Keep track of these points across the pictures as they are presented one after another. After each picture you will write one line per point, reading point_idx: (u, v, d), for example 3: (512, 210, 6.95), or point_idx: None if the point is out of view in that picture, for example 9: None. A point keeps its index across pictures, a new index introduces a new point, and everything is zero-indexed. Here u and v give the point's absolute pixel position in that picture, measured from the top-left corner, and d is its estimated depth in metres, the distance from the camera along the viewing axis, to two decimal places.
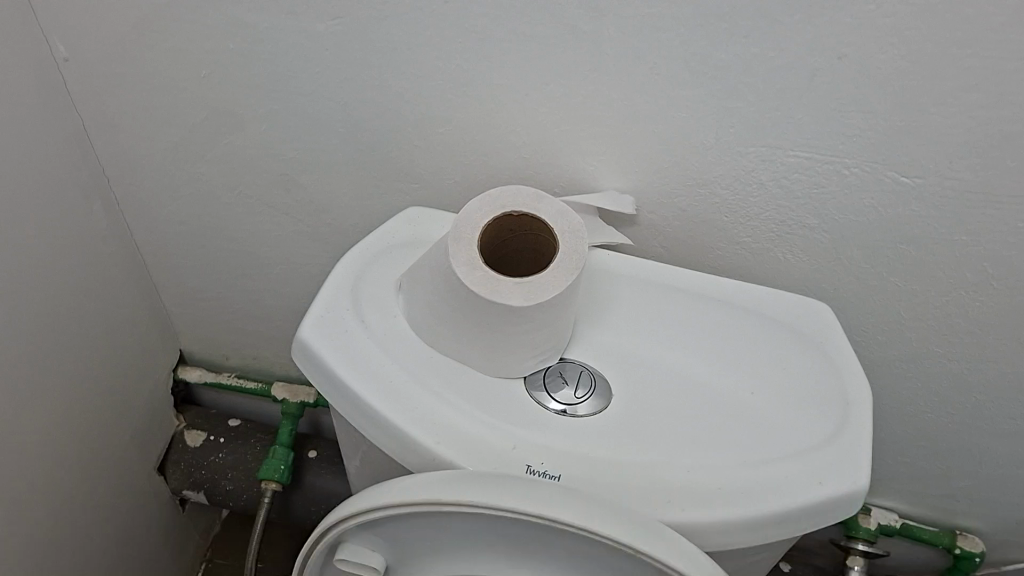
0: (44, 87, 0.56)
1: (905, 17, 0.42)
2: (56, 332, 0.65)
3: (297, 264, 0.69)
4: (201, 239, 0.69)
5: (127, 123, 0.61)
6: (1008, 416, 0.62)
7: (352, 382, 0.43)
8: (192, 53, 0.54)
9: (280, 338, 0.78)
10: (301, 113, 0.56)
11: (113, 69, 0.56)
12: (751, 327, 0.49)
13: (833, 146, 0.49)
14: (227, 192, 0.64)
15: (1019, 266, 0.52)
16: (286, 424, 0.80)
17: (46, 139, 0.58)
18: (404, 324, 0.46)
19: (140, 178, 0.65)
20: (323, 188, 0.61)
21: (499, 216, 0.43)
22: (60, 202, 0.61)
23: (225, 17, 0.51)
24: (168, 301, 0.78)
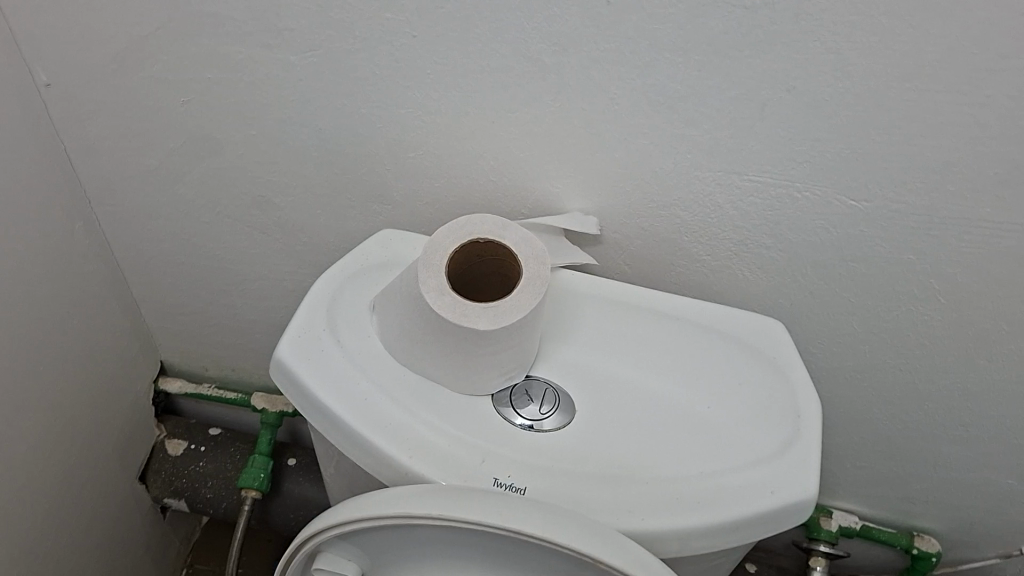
0: (27, 113, 0.58)
1: (848, 53, 0.45)
2: (40, 345, 0.67)
3: (274, 281, 0.71)
4: (181, 256, 0.71)
5: (107, 146, 0.62)
6: (958, 422, 0.65)
7: (328, 397, 0.45)
8: (171, 82, 0.56)
9: (259, 350, 0.80)
10: (276, 138, 0.58)
11: (94, 97, 0.58)
12: (709, 342, 0.52)
13: (783, 172, 0.51)
14: (205, 212, 0.66)
15: (962, 282, 0.55)
16: (265, 433, 0.81)
17: (28, 163, 0.60)
18: (378, 342, 0.49)
19: (119, 200, 0.67)
20: (299, 210, 0.63)
21: (466, 243, 0.45)
22: (43, 223, 0.63)
23: (203, 50, 0.53)
24: (148, 316, 0.79)
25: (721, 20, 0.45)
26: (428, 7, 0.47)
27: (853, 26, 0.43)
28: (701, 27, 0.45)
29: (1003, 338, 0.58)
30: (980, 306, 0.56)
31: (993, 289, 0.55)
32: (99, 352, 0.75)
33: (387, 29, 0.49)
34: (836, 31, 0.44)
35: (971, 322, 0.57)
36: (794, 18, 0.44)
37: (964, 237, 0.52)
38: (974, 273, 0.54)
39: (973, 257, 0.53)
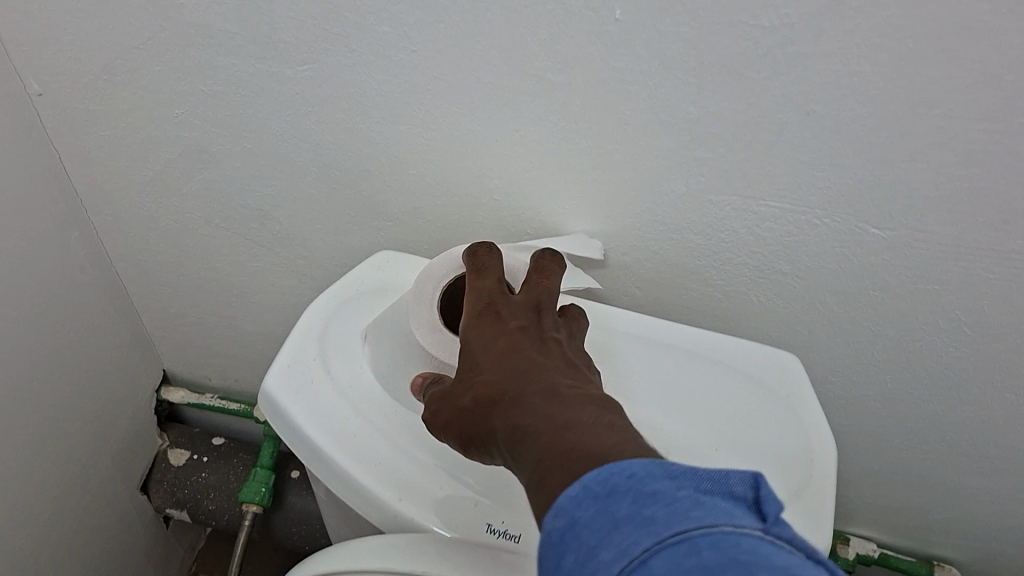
0: (19, 124, 0.56)
1: (873, 77, 0.42)
2: (38, 359, 0.65)
3: (275, 294, 0.69)
4: (180, 268, 0.69)
5: (102, 157, 0.60)
6: (983, 454, 0.62)
7: (316, 432, 0.44)
8: (165, 94, 0.54)
9: (262, 362, 0.78)
10: (272, 152, 0.56)
11: (87, 107, 0.56)
12: (730, 377, 0.49)
13: (801, 197, 0.49)
14: (204, 224, 0.64)
15: (990, 314, 0.52)
16: (268, 446, 0.79)
17: (21, 174, 0.58)
18: (368, 373, 0.47)
19: (116, 209, 0.65)
20: (299, 224, 0.61)
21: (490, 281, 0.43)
22: (38, 236, 0.61)
23: (196, 62, 0.51)
24: (150, 325, 0.78)
25: (736, 40, 0.42)
26: (427, 22, 0.45)
27: (877, 49, 0.41)
28: (714, 47, 0.42)
29: None
30: (1009, 338, 0.53)
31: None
32: (99, 363, 0.73)
33: (385, 44, 0.47)
34: (859, 54, 0.41)
35: (998, 354, 0.54)
36: (814, 39, 0.41)
37: (992, 269, 0.49)
38: (1003, 305, 0.51)
39: (1002, 288, 0.50)
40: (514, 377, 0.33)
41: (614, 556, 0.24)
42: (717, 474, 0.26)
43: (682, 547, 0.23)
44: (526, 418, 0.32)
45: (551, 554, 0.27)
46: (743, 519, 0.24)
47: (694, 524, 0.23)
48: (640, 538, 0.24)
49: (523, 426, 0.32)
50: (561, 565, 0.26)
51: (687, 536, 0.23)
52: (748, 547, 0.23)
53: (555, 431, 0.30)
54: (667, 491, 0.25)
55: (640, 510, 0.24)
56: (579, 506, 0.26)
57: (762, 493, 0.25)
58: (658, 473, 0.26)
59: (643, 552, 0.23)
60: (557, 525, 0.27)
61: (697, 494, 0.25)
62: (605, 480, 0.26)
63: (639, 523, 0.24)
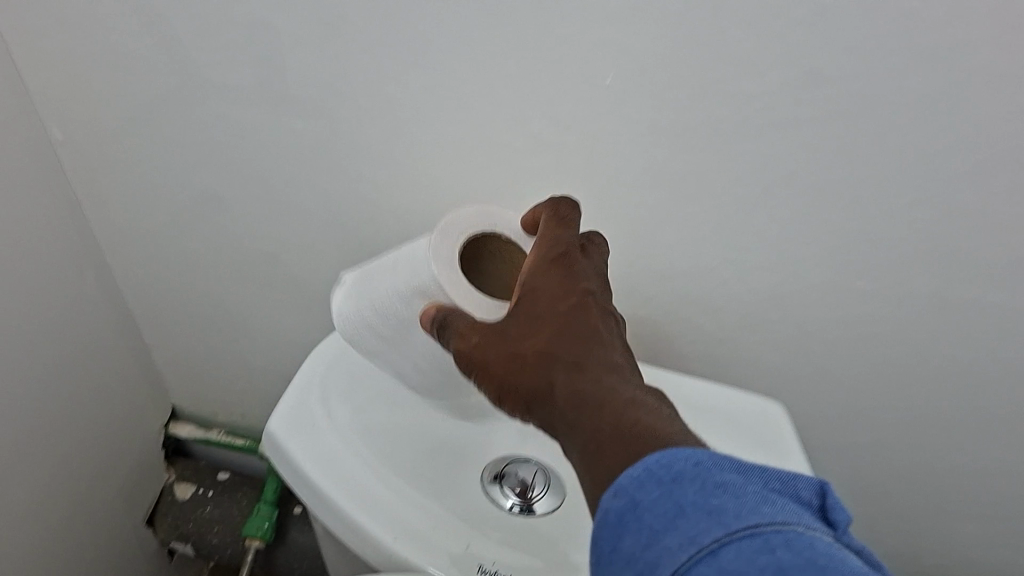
0: (39, 165, 0.59)
1: (851, 137, 0.44)
2: (51, 392, 0.67)
3: (282, 333, 0.70)
4: (189, 308, 0.72)
5: (116, 199, 0.63)
6: (975, 504, 0.63)
7: (317, 473, 0.45)
8: (179, 140, 0.56)
9: (267, 400, 0.80)
10: (280, 198, 0.58)
11: (104, 151, 0.59)
12: (688, 411, 0.51)
13: (788, 250, 0.50)
14: (213, 264, 0.66)
15: (977, 363, 0.53)
16: (271, 482, 0.81)
17: (40, 214, 0.60)
18: (365, 418, 0.49)
19: (129, 248, 0.67)
20: (306, 266, 0.63)
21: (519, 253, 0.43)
22: (56, 273, 0.63)
23: (208, 110, 0.53)
24: (159, 360, 0.80)
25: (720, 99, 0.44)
26: (429, 78, 0.47)
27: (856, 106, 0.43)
28: (699, 105, 0.45)
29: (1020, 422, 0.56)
30: (995, 387, 0.54)
31: (1007, 372, 0.53)
32: (110, 397, 0.75)
33: (390, 98, 0.49)
34: (835, 112, 0.43)
35: (986, 403, 0.55)
36: (795, 100, 0.43)
37: (978, 321, 0.51)
38: (988, 354, 0.52)
39: (988, 338, 0.52)
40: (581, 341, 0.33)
41: (681, 541, 0.26)
42: (787, 475, 0.29)
43: (754, 541, 0.25)
44: (598, 384, 0.32)
45: (607, 530, 0.28)
46: (803, 520, 0.27)
47: (766, 520, 0.26)
48: (712, 528, 0.26)
49: (593, 390, 0.32)
50: (619, 542, 0.28)
51: (758, 530, 0.26)
52: (819, 547, 0.26)
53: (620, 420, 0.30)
54: (731, 486, 0.28)
55: (709, 499, 0.27)
56: (641, 487, 0.28)
57: (825, 501, 0.29)
58: (720, 466, 0.28)
59: (713, 541, 0.26)
60: (616, 503, 0.28)
61: (764, 491, 0.28)
62: (666, 464, 0.28)
63: (707, 512, 0.27)
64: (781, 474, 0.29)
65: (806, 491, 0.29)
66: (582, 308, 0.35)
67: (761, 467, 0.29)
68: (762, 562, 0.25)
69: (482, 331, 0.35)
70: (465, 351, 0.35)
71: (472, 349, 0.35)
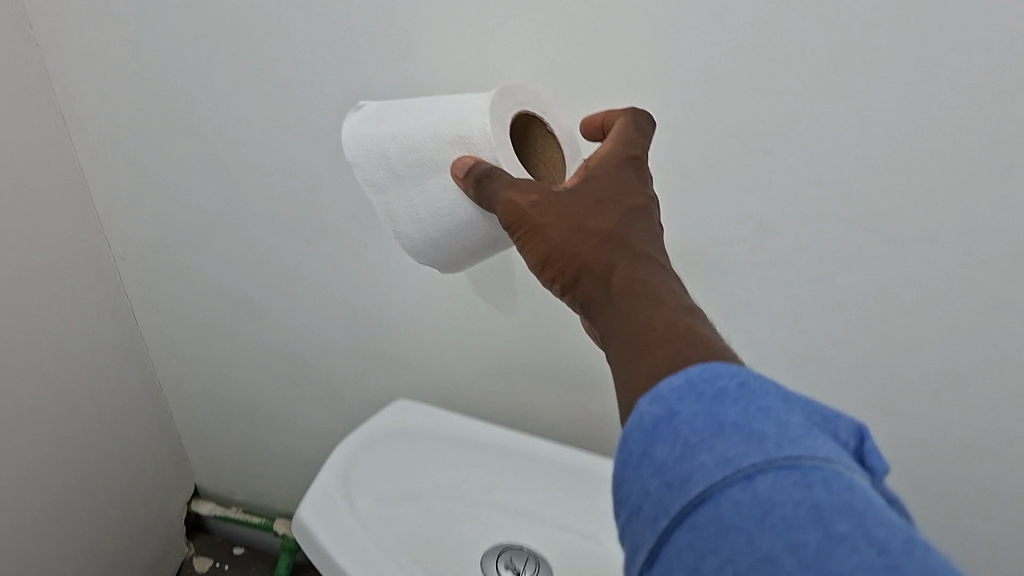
0: (89, 245, 0.72)
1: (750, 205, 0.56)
2: (94, 475, 0.77)
3: (297, 398, 0.81)
4: (219, 405, 0.85)
5: (156, 278, 0.76)
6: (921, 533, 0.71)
7: (338, 549, 0.55)
8: (212, 207, 0.70)
9: (280, 471, 0.89)
10: (294, 259, 0.71)
11: (148, 225, 0.72)
12: None
13: (716, 295, 0.62)
14: (232, 331, 0.78)
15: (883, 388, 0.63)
16: (284, 558, 0.91)
17: (88, 293, 0.73)
18: (380, 508, 0.60)
19: (162, 323, 0.79)
20: (315, 323, 0.74)
21: (557, 147, 0.43)
22: (102, 352, 0.75)
23: (239, 180, 0.67)
24: (184, 438, 0.90)
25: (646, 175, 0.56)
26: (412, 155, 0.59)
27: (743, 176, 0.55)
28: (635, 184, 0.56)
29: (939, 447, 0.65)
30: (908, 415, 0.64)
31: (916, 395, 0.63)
32: (143, 475, 0.85)
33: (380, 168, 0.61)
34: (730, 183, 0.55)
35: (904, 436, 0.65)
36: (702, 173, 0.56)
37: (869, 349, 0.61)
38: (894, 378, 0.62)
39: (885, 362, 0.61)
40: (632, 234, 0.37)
41: (717, 462, 0.29)
42: (831, 416, 0.33)
43: (792, 473, 0.28)
44: (652, 279, 0.36)
45: (640, 433, 0.31)
46: (842, 460, 0.29)
47: (807, 454, 0.28)
48: (751, 454, 0.28)
49: (648, 283, 0.36)
50: (657, 443, 0.30)
51: (798, 463, 0.28)
52: (855, 489, 0.27)
53: (676, 313, 0.34)
54: (773, 412, 0.30)
55: (751, 425, 0.29)
56: (680, 399, 0.31)
57: (866, 446, 0.33)
58: (765, 392, 0.31)
59: (751, 467, 0.28)
60: (652, 411, 0.31)
61: (806, 424, 0.30)
62: (710, 379, 0.31)
63: (746, 436, 0.29)
64: (824, 413, 0.33)
65: (844, 431, 0.33)
66: (634, 213, 0.38)
67: (806, 400, 0.33)
68: (797, 496, 0.27)
69: (541, 193, 0.38)
70: (520, 205, 0.37)
71: (529, 207, 0.37)
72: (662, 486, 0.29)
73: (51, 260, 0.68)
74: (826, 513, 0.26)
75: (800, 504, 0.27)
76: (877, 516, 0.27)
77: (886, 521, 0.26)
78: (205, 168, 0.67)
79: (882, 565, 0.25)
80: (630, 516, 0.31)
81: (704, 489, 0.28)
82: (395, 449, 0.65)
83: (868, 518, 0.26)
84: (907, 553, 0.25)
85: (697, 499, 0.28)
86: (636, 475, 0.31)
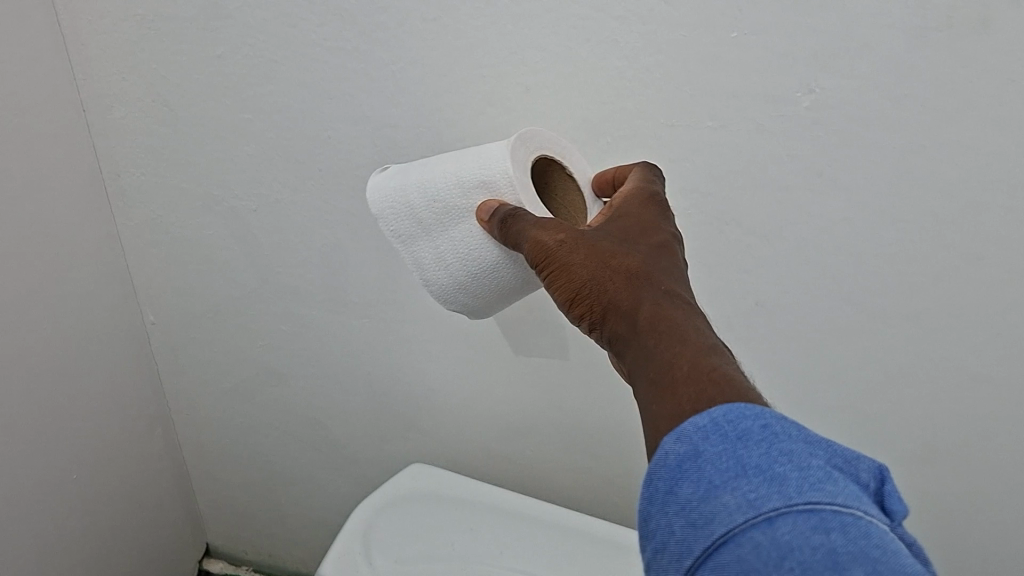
0: (122, 299, 0.76)
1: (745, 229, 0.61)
2: (115, 519, 0.79)
3: (312, 451, 0.84)
4: (238, 469, 0.88)
5: (182, 334, 0.79)
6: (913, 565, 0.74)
7: None
8: (237, 270, 0.73)
9: (291, 526, 0.91)
10: (313, 317, 0.74)
11: (177, 286, 0.76)
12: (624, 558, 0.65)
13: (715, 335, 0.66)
14: (252, 386, 0.81)
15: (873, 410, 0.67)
16: None
17: (118, 345, 0.76)
18: (392, 568, 0.65)
19: (185, 380, 0.82)
20: (332, 378, 0.78)
21: (576, 191, 0.50)
22: (127, 403, 0.78)
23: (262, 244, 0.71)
24: (198, 495, 0.92)
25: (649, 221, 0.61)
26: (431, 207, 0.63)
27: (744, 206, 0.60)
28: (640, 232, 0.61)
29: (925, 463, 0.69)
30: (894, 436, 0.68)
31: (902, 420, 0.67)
32: (160, 527, 0.87)
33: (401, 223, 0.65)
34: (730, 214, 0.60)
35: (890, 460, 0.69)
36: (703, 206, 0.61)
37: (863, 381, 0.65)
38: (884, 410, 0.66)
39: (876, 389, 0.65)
40: (657, 269, 0.39)
41: (739, 504, 0.31)
42: (851, 456, 0.33)
43: (811, 517, 0.29)
44: (676, 310, 0.37)
45: (666, 471, 0.33)
46: (862, 504, 0.30)
47: (825, 499, 0.30)
48: (771, 498, 0.30)
49: (674, 315, 0.37)
50: (679, 485, 0.33)
51: (816, 508, 0.30)
52: (873, 536, 0.29)
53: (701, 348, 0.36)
54: (796, 455, 0.32)
55: (772, 468, 0.31)
56: (706, 439, 0.33)
57: (887, 486, 0.32)
58: (787, 435, 0.32)
59: (772, 510, 0.30)
60: (677, 449, 0.33)
61: (828, 467, 0.32)
62: (733, 421, 0.33)
63: (768, 479, 0.31)
64: (846, 455, 0.33)
65: (865, 473, 0.32)
66: (659, 251, 0.41)
67: (829, 443, 0.33)
68: (815, 541, 0.29)
69: (567, 232, 0.40)
70: (546, 244, 0.40)
71: (555, 245, 0.40)
72: (686, 525, 0.32)
73: (87, 329, 0.72)
74: (842, 559, 0.28)
75: (817, 548, 0.28)
76: (891, 563, 0.28)
77: (900, 568, 0.28)
78: (238, 243, 0.71)
79: None
80: (657, 553, 0.33)
81: (724, 531, 0.30)
82: (422, 509, 0.70)
83: (881, 565, 0.28)
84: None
85: (719, 539, 0.30)
86: (662, 512, 0.33)
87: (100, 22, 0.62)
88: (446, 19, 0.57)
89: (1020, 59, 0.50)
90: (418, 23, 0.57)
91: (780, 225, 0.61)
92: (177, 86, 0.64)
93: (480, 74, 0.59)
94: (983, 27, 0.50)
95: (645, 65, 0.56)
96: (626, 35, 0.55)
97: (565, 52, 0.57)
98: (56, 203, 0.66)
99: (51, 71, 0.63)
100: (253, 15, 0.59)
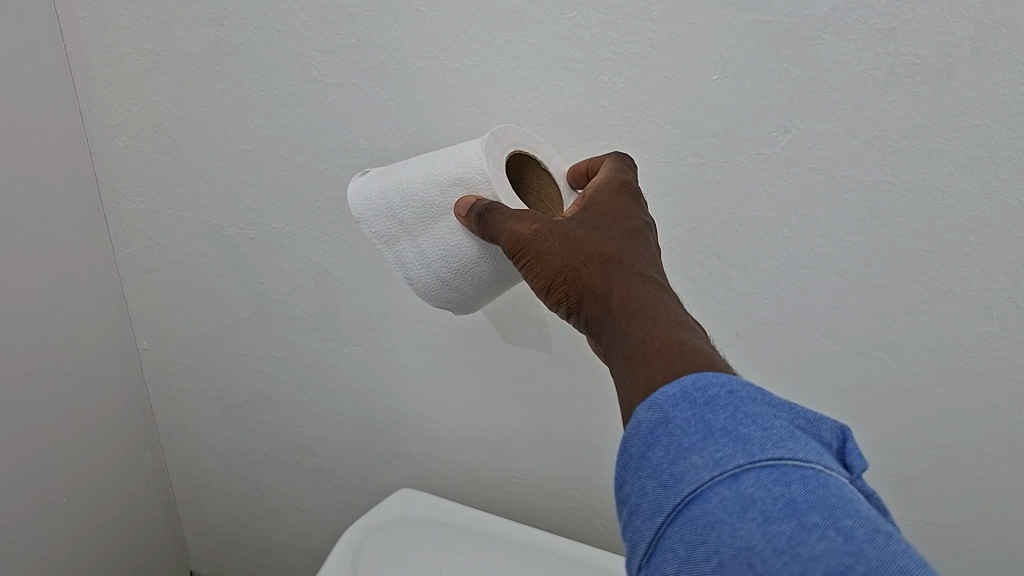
0: (117, 326, 0.78)
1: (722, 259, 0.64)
2: (104, 543, 0.80)
3: (300, 481, 0.85)
4: (226, 497, 0.89)
5: (174, 363, 0.81)
6: None
7: None
8: (232, 299, 0.75)
9: (277, 557, 0.92)
10: (305, 346, 0.76)
11: (172, 315, 0.78)
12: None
13: None
14: (242, 415, 0.82)
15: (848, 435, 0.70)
16: None
17: (112, 372, 0.78)
18: None
19: (176, 408, 0.84)
20: (322, 407, 0.79)
21: (552, 184, 0.54)
22: (120, 427, 0.80)
23: (258, 272, 0.73)
24: (185, 524, 0.93)
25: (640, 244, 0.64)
26: None
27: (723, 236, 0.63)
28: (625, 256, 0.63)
29: (899, 488, 0.71)
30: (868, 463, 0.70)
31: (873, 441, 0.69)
32: (147, 554, 0.88)
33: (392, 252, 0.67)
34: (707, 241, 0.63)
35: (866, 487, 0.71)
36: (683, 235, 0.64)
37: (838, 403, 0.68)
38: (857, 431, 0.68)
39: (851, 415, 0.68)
40: (629, 253, 0.42)
41: (705, 463, 0.32)
42: (815, 418, 0.34)
43: (772, 472, 0.31)
44: (648, 292, 0.39)
45: (639, 438, 0.35)
46: (822, 459, 0.32)
47: (787, 455, 0.32)
48: (737, 455, 0.32)
49: (646, 297, 0.39)
50: (650, 449, 0.34)
51: (778, 463, 0.31)
52: (830, 488, 0.31)
53: (671, 325, 0.38)
54: (760, 416, 0.33)
55: (738, 428, 0.33)
56: (675, 405, 0.34)
57: (847, 446, 0.34)
58: (752, 399, 0.34)
59: (737, 466, 0.32)
60: (649, 417, 0.35)
61: (791, 426, 0.33)
62: (701, 388, 0.34)
63: (735, 439, 0.32)
64: (809, 417, 0.34)
65: (827, 433, 0.34)
66: (630, 236, 0.43)
67: (792, 405, 0.34)
68: (776, 492, 0.31)
69: (541, 224, 0.43)
70: (522, 235, 0.43)
71: (530, 236, 0.43)
72: (658, 486, 0.33)
73: (82, 349, 0.73)
74: (801, 508, 0.30)
75: (777, 498, 0.30)
76: (847, 510, 0.30)
77: (855, 514, 0.30)
78: (234, 272, 0.73)
79: (847, 550, 0.28)
80: (631, 514, 0.34)
81: (693, 488, 0.32)
82: (411, 532, 0.71)
83: (838, 511, 0.30)
84: (871, 540, 0.29)
85: (688, 496, 0.32)
86: (635, 475, 0.34)
87: (110, 54, 0.65)
88: (442, 56, 0.60)
89: (981, 103, 0.53)
90: (416, 62, 0.60)
91: (758, 258, 0.63)
92: (181, 117, 0.67)
93: (474, 112, 0.61)
94: (947, 75, 0.53)
95: (632, 104, 0.59)
96: (612, 75, 0.58)
97: (555, 88, 0.59)
98: (58, 226, 0.68)
99: (60, 98, 0.66)
100: (259, 52, 0.62)
